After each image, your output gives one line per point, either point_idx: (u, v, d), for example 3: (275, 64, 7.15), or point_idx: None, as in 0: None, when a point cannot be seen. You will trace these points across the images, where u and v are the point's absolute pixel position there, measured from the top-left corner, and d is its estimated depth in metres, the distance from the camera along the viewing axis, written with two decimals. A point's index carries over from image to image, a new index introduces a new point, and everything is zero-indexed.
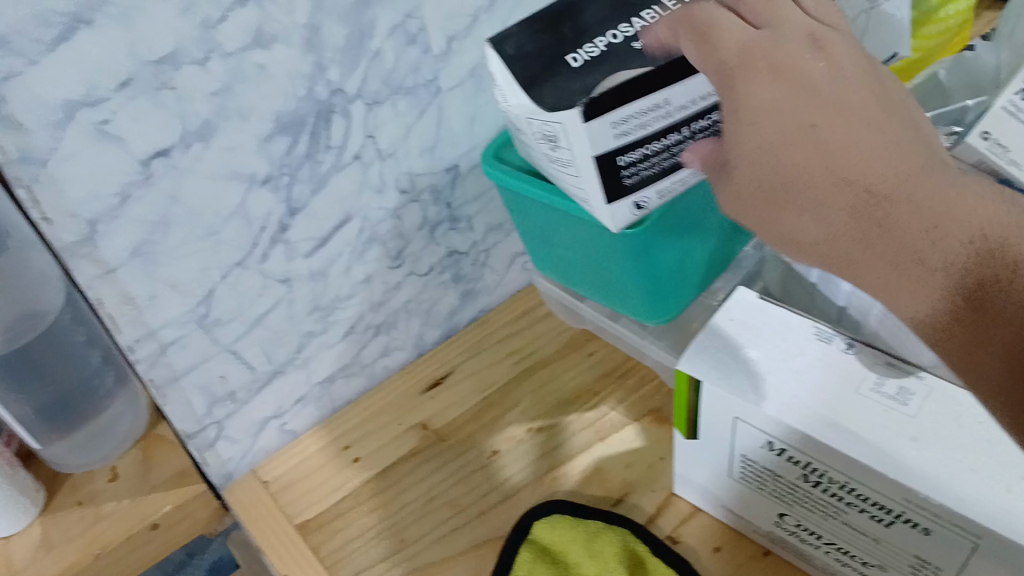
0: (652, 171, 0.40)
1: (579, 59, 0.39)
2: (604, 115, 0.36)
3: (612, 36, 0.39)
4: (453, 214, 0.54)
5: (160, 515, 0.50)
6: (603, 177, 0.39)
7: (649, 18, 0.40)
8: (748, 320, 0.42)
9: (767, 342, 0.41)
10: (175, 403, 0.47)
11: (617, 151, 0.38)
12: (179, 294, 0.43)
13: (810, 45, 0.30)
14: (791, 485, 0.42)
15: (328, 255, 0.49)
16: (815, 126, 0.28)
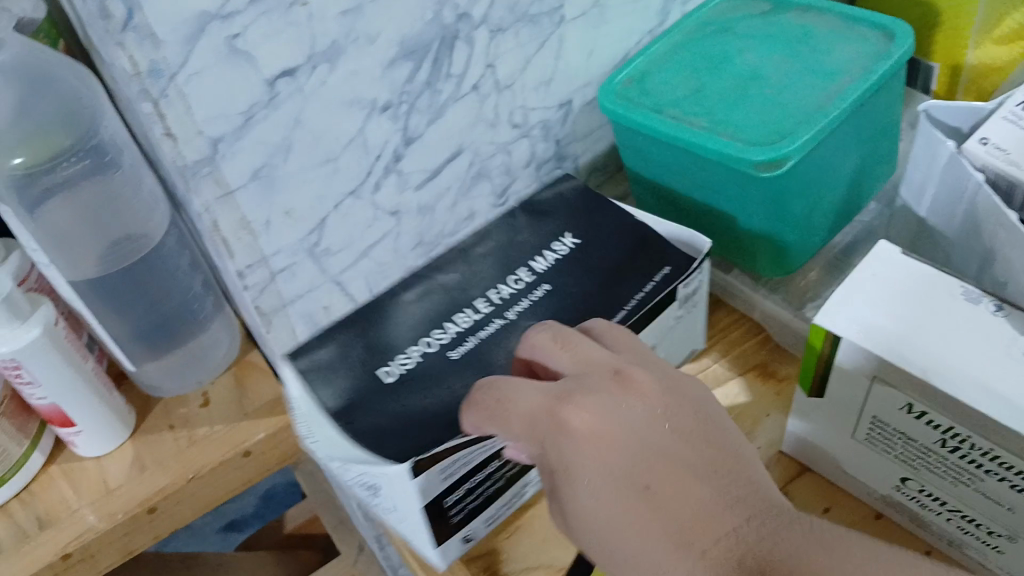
0: (477, 500, 0.42)
1: (392, 372, 0.44)
2: (429, 469, 0.37)
3: (425, 344, 0.45)
4: (562, 152, 0.53)
5: (252, 443, 0.50)
6: (433, 518, 0.40)
7: (462, 321, 0.46)
8: (894, 276, 0.40)
9: (912, 301, 0.39)
10: (280, 331, 0.46)
11: (443, 494, 0.39)
12: (293, 221, 0.42)
13: (615, 379, 0.35)
14: (923, 449, 0.39)
15: (437, 188, 0.47)
16: (646, 485, 0.32)
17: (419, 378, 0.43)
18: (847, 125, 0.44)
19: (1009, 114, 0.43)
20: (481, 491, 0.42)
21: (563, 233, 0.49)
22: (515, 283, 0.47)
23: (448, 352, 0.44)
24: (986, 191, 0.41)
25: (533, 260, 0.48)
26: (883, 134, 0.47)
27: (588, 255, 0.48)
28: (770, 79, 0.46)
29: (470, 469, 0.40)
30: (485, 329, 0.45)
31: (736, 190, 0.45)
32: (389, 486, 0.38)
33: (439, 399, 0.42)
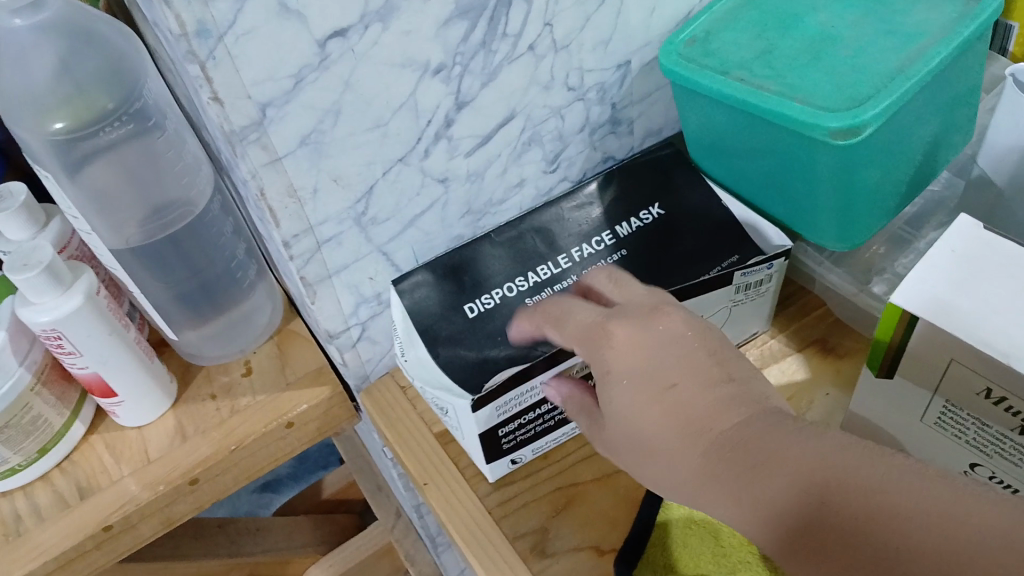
0: (528, 434, 0.45)
1: (475, 309, 0.46)
2: (490, 402, 0.41)
3: (507, 288, 0.47)
4: (616, 116, 0.49)
5: (296, 414, 0.49)
6: (484, 444, 0.43)
7: (542, 273, 0.48)
8: (978, 257, 0.36)
9: (998, 282, 0.36)
10: (325, 301, 0.44)
11: (496, 425, 0.43)
12: (341, 188, 0.40)
13: (653, 310, 0.36)
14: (999, 436, 0.37)
15: (487, 155, 0.45)
16: (668, 385, 0.33)
17: (498, 321, 0.46)
18: (927, 90, 0.41)
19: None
20: (531, 426, 0.44)
21: (652, 203, 0.50)
22: (595, 244, 0.49)
23: (526, 299, 0.47)
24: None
25: (619, 224, 0.49)
26: (965, 99, 0.45)
27: (671, 229, 0.49)
28: (845, 41, 0.44)
29: (525, 406, 0.43)
30: (560, 285, 0.47)
31: (804, 155, 0.43)
32: (454, 410, 0.42)
33: (500, 352, 0.44)
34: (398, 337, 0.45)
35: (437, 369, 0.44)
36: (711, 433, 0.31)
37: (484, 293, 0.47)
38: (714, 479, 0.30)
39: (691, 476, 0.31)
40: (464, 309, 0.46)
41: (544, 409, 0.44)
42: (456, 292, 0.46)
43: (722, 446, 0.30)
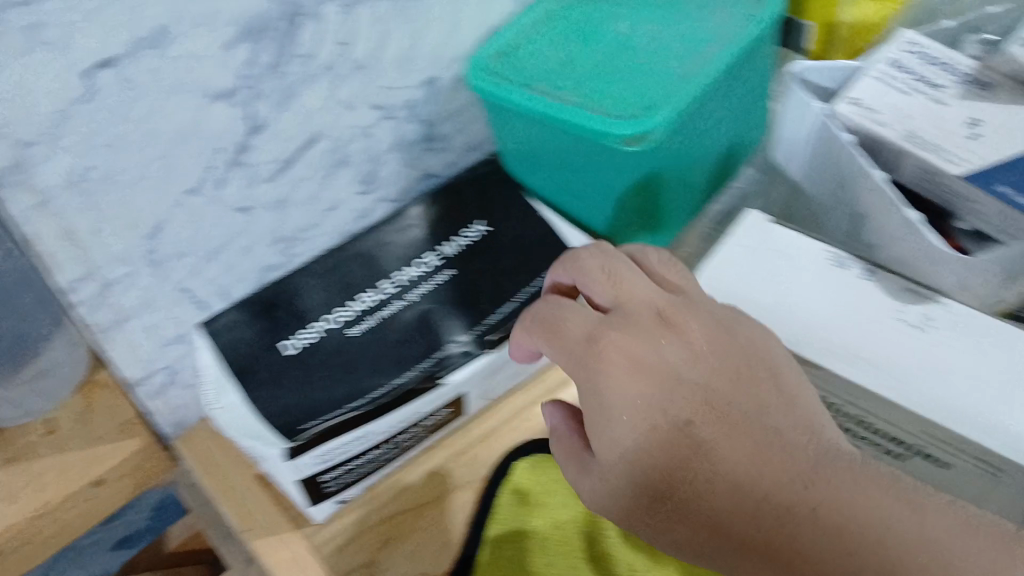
0: (354, 476, 0.44)
1: (293, 346, 0.43)
2: (309, 451, 0.40)
3: (331, 319, 0.45)
4: (431, 132, 0.47)
5: (108, 469, 0.46)
6: (307, 492, 0.42)
7: (366, 300, 0.45)
8: (766, 247, 0.39)
9: (782, 270, 0.39)
10: (121, 349, 0.42)
11: (317, 473, 0.42)
12: (128, 226, 0.38)
13: (658, 323, 0.36)
14: None
15: (292, 181, 0.42)
16: (689, 423, 0.33)
17: (320, 356, 0.43)
18: (718, 93, 0.42)
19: (879, 73, 0.41)
20: (358, 469, 0.43)
21: (476, 218, 0.48)
22: (420, 266, 0.47)
23: (348, 330, 0.44)
24: (854, 153, 0.39)
25: (443, 243, 0.47)
26: (757, 98, 0.47)
27: (496, 249, 0.47)
28: (640, 47, 0.43)
29: (351, 454, 0.42)
30: (385, 312, 0.45)
31: (612, 166, 0.43)
32: (271, 462, 0.41)
33: (325, 395, 0.42)
34: (205, 384, 0.42)
35: (259, 416, 0.41)
36: (685, 478, 0.33)
37: (301, 330, 0.44)
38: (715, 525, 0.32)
39: (685, 519, 0.33)
40: (278, 347, 0.43)
41: (374, 452, 0.43)
42: (270, 334, 0.44)
43: (740, 496, 0.32)
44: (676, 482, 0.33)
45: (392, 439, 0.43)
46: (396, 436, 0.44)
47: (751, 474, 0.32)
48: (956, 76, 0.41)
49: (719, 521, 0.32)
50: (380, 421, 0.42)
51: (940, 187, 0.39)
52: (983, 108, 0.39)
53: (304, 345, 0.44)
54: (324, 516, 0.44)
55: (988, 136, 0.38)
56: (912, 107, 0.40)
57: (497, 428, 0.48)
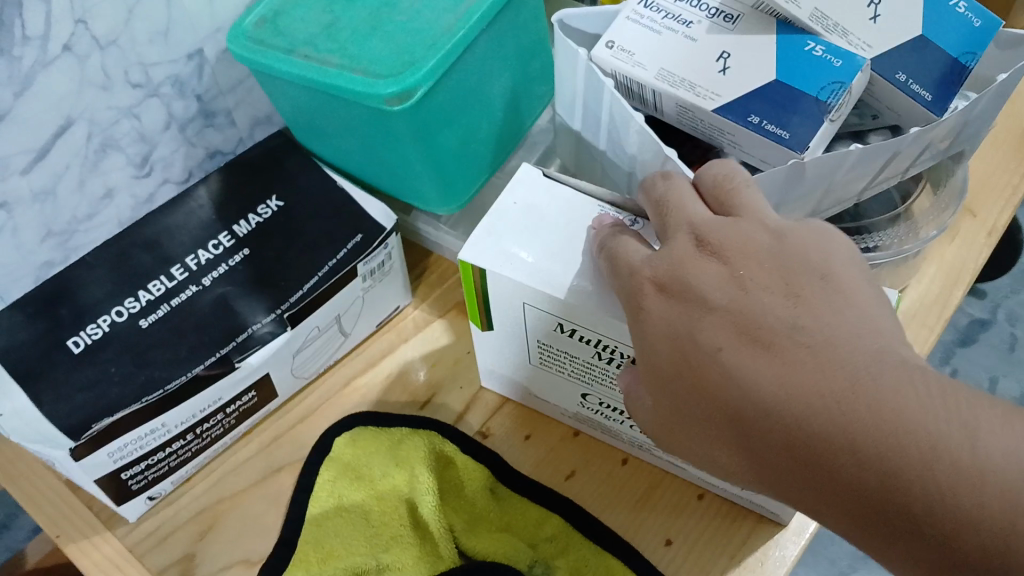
0: (160, 471, 0.42)
1: (80, 343, 0.41)
2: (99, 449, 0.39)
3: (116, 313, 0.42)
4: (207, 108, 0.46)
5: None
6: (108, 491, 0.41)
7: (155, 289, 0.43)
8: (531, 200, 0.39)
9: (549, 220, 0.38)
10: None
11: (116, 471, 0.40)
12: None
13: (698, 249, 0.30)
14: (587, 365, 0.39)
15: (51, 169, 0.40)
16: (721, 349, 0.27)
17: (107, 351, 0.41)
18: (481, 47, 0.42)
19: (632, 14, 0.43)
20: (164, 463, 0.42)
21: (267, 195, 0.46)
22: (213, 248, 0.45)
23: (140, 321, 0.42)
24: (615, 96, 0.41)
25: (236, 223, 0.46)
26: (534, 51, 0.47)
27: (291, 220, 0.46)
28: (401, 3, 0.43)
29: (150, 448, 0.41)
30: (182, 296, 0.43)
31: (382, 131, 0.42)
32: (62, 464, 0.39)
33: (113, 386, 0.40)
34: None
35: (49, 422, 0.39)
36: (706, 404, 0.28)
37: (87, 326, 0.42)
38: (749, 453, 0.27)
39: (713, 445, 0.28)
40: (67, 346, 0.41)
41: (180, 443, 0.42)
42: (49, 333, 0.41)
43: (761, 425, 0.26)
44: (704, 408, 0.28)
45: (194, 429, 0.42)
46: (201, 424, 0.43)
47: (772, 401, 0.26)
48: (705, 9, 0.42)
49: (752, 449, 0.27)
50: (175, 410, 0.41)
51: (696, 119, 0.41)
52: (731, 39, 0.41)
53: (93, 339, 0.41)
54: (138, 515, 0.43)
55: (734, 68, 0.40)
56: (663, 44, 0.41)
57: (317, 406, 0.47)
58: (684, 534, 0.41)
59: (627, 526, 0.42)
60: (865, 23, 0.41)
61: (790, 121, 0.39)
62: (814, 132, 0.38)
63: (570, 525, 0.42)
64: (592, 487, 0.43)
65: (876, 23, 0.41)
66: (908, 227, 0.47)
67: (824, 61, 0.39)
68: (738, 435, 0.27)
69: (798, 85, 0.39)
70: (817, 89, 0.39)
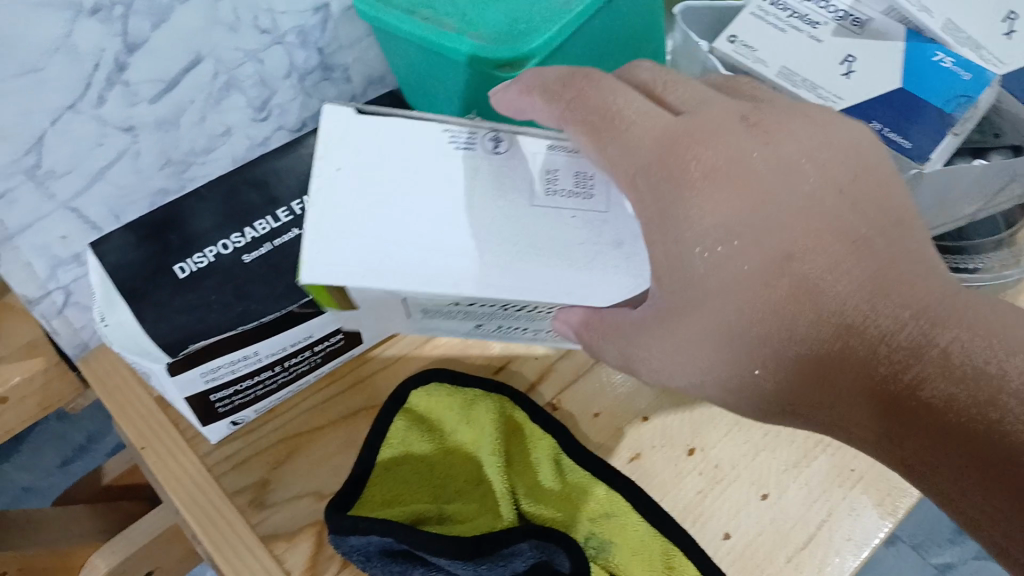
0: (246, 398, 0.44)
1: (186, 269, 0.44)
2: (193, 368, 0.40)
3: (222, 246, 0.45)
4: (326, 62, 0.48)
5: (10, 393, 0.47)
6: (196, 409, 0.42)
7: (260, 228, 0.46)
8: (368, 156, 0.36)
9: (396, 177, 0.36)
10: (12, 265, 0.43)
11: (207, 391, 0.42)
12: (3, 141, 0.38)
13: (745, 125, 0.33)
14: (455, 299, 0.33)
15: (177, 101, 0.43)
16: (789, 255, 0.31)
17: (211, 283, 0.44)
18: (596, 24, 0.43)
19: (757, 9, 0.43)
20: (251, 391, 0.43)
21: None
22: None
23: (244, 256, 0.45)
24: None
25: None
26: (647, 35, 0.47)
27: None
28: None
29: (240, 374, 0.42)
30: (283, 239, 0.46)
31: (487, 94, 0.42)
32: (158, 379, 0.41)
33: (219, 318, 0.43)
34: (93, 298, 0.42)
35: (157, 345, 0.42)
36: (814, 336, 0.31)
37: (193, 254, 0.44)
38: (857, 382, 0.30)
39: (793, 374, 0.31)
40: (174, 271, 0.43)
41: (269, 375, 0.44)
42: (158, 255, 0.43)
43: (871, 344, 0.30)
44: (819, 359, 0.31)
45: (283, 362, 0.43)
46: (290, 356, 0.44)
47: (888, 299, 0.30)
48: (833, 11, 0.42)
49: (856, 375, 0.30)
50: (268, 341, 0.42)
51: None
52: (856, 44, 0.41)
53: (199, 266, 0.44)
54: (219, 438, 0.44)
55: (859, 73, 0.40)
56: (788, 44, 0.41)
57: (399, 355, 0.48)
58: (742, 528, 0.42)
59: (685, 513, 0.42)
60: (997, 38, 0.40)
61: (910, 130, 0.38)
62: (937, 143, 0.38)
63: (631, 503, 0.42)
64: (652, 474, 0.43)
65: (1011, 36, 0.40)
66: (1011, 252, 0.47)
67: (952, 73, 0.39)
68: (840, 352, 0.30)
69: (922, 96, 0.39)
70: (942, 100, 0.38)
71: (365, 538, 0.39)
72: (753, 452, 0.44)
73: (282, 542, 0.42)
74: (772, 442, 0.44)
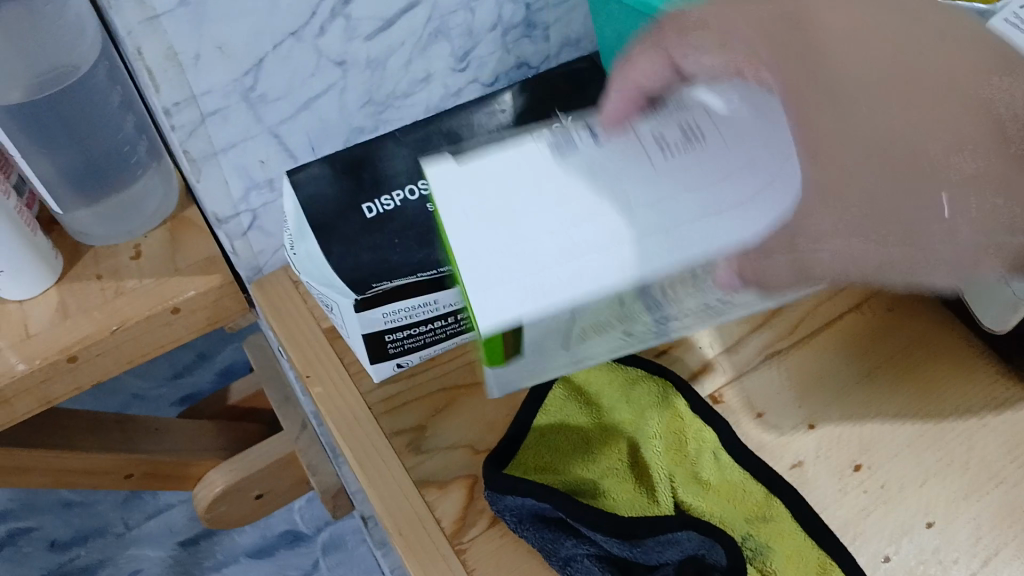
0: (414, 344, 0.45)
1: (373, 211, 0.44)
2: (374, 308, 0.42)
3: (409, 191, 0.44)
4: (531, 19, 0.48)
5: (182, 299, 0.48)
6: (370, 348, 0.44)
7: None
8: (475, 198, 0.27)
9: (522, 199, 0.27)
10: (210, 180, 0.44)
11: (383, 331, 0.43)
12: (226, 59, 0.38)
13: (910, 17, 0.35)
14: (628, 312, 0.30)
15: (390, 41, 0.43)
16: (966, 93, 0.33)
17: (396, 226, 0.44)
18: None
19: None
20: (421, 338, 0.45)
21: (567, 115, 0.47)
22: None
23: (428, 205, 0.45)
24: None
25: None
26: None
27: None
28: None
29: (415, 318, 0.44)
30: None
31: None
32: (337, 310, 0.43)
33: None
34: (286, 229, 0.43)
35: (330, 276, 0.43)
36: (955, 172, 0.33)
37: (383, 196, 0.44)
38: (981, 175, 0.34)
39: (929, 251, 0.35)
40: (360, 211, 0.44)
41: (440, 325, 0.45)
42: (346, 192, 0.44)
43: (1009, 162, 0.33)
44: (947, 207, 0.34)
45: (455, 315, 0.44)
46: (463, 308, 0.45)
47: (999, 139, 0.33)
48: None
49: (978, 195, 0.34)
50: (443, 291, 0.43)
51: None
52: None
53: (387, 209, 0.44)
54: (382, 376, 0.45)
55: None
56: None
57: None
58: (904, 552, 0.40)
59: (845, 528, 0.40)
60: None
61: None
62: None
63: (790, 510, 0.41)
64: (813, 484, 0.42)
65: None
66: None
67: None
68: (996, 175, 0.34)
69: None
70: None
71: (520, 499, 0.39)
72: (922, 478, 0.42)
73: (434, 489, 0.42)
74: (944, 470, 0.42)
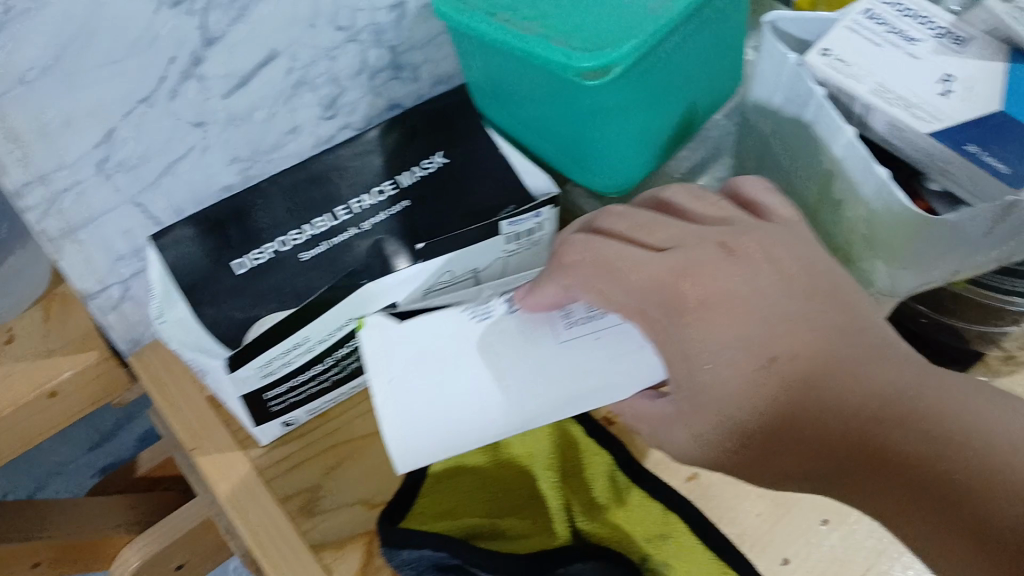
0: (299, 398, 0.43)
1: (244, 266, 0.43)
2: (248, 363, 0.38)
3: (280, 243, 0.44)
4: (396, 60, 0.48)
5: (59, 382, 0.46)
6: (250, 407, 0.41)
7: (319, 225, 0.45)
8: (405, 369, 0.39)
9: (446, 366, 0.39)
10: (73, 256, 0.42)
11: (261, 389, 0.40)
12: (73, 132, 0.37)
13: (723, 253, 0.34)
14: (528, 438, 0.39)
15: (250, 96, 0.42)
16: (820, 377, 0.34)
17: (269, 280, 0.43)
18: (680, 31, 0.41)
19: (853, 24, 0.41)
20: (305, 389, 0.42)
21: (435, 151, 0.48)
22: (375, 195, 0.46)
23: (301, 254, 0.44)
24: (826, 107, 0.39)
25: (399, 174, 0.47)
26: (728, 47, 0.47)
27: (452, 179, 0.47)
28: None
29: (293, 368, 0.41)
30: (341, 237, 0.45)
31: (574, 108, 0.43)
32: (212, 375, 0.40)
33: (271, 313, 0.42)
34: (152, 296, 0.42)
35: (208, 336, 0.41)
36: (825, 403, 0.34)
37: (254, 251, 0.44)
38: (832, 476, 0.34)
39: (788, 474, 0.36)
40: (231, 268, 0.43)
41: (320, 368, 0.42)
42: (217, 254, 0.43)
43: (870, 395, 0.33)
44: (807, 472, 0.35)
45: (333, 354, 0.42)
46: (347, 341, 0.42)
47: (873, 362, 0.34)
48: (933, 28, 0.41)
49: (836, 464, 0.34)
50: (317, 325, 0.40)
51: (907, 142, 0.39)
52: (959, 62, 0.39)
53: (257, 262, 0.43)
54: (269, 440, 0.44)
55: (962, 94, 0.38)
56: (882, 59, 0.40)
57: None
58: (802, 556, 0.40)
59: (743, 539, 0.41)
60: None
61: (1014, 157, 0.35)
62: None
63: (688, 525, 0.41)
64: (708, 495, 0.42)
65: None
66: None
67: None
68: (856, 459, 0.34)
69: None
70: None
71: (418, 552, 0.38)
72: None
73: (332, 551, 0.41)
74: None
